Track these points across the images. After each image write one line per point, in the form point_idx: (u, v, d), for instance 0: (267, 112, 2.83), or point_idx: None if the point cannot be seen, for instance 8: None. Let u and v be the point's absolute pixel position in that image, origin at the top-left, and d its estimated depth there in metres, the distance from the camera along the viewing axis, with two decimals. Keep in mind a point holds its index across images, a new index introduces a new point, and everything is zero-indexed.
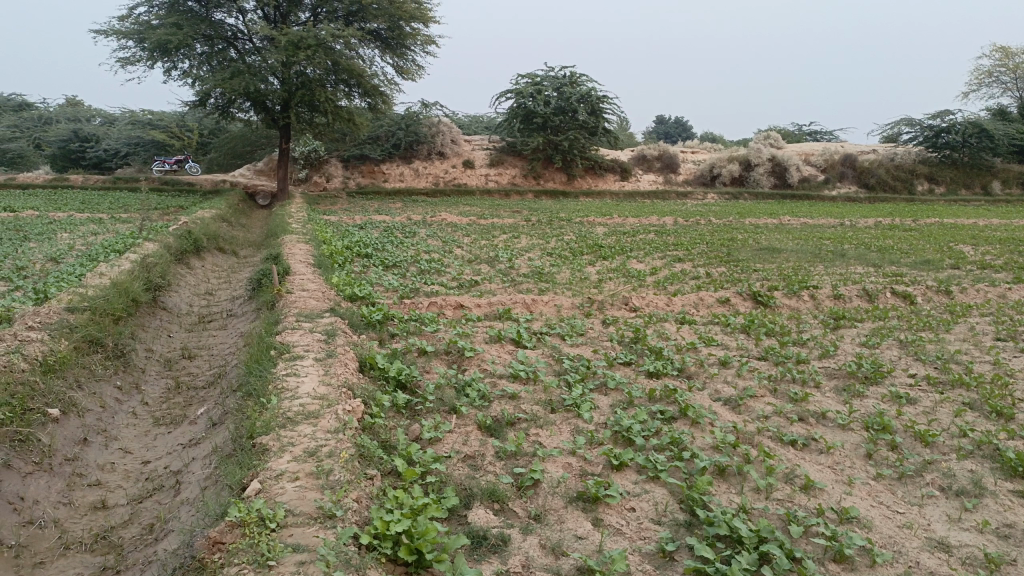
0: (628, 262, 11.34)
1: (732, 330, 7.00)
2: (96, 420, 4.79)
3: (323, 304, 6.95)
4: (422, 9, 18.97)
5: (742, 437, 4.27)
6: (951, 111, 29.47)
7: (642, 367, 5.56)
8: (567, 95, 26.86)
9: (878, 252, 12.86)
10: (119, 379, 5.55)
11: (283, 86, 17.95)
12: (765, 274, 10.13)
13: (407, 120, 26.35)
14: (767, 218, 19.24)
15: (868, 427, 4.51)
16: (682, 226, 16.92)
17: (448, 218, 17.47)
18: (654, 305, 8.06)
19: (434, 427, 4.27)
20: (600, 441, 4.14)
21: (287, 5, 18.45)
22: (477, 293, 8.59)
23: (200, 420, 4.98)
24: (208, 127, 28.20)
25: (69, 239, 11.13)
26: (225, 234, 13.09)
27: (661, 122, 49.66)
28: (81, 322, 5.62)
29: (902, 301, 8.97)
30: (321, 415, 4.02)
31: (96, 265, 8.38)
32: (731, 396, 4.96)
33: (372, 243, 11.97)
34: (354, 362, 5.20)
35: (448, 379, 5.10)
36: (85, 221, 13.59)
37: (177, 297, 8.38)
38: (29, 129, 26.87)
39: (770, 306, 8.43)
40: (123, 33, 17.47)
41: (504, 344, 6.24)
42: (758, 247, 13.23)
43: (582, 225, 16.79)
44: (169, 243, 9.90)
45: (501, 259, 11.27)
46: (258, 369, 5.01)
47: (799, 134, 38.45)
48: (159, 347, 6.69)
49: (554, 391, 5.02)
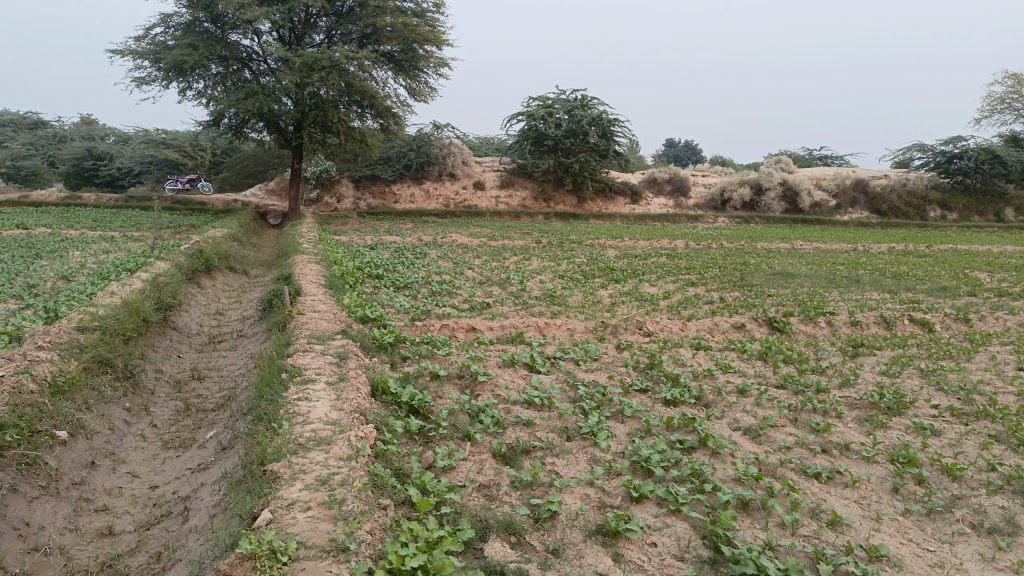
0: (641, 285, 11.26)
1: (748, 357, 6.89)
2: (104, 443, 4.72)
3: (334, 325, 6.87)
4: (436, 32, 19.11)
5: (765, 469, 4.16)
6: (963, 136, 29.33)
7: (659, 395, 5.45)
8: (579, 118, 26.92)
9: (893, 278, 12.75)
10: (128, 400, 5.48)
11: (297, 107, 18.06)
12: (780, 300, 10.03)
13: (418, 141, 26.46)
14: (778, 242, 19.14)
15: (894, 459, 4.38)
16: (694, 249, 16.85)
17: (458, 239, 17.45)
18: (668, 330, 7.96)
19: (448, 455, 4.17)
20: (618, 471, 4.03)
21: (302, 26, 18.61)
22: (489, 315, 8.51)
23: (209, 444, 4.91)
24: (220, 146, 28.38)
25: (81, 257, 11.12)
26: (236, 253, 13.08)
27: (671, 145, 49.77)
28: (91, 342, 5.57)
29: (920, 328, 8.84)
30: (334, 442, 3.93)
31: (108, 284, 8.35)
32: (751, 426, 4.84)
33: (383, 264, 11.93)
34: (366, 386, 5.11)
35: (461, 405, 5.01)
36: (97, 239, 13.61)
37: (187, 317, 8.34)
38: (44, 147, 27.10)
39: (786, 332, 8.32)
40: (140, 54, 17.64)
41: (517, 368, 6.15)
42: (771, 271, 13.13)
43: (593, 247, 16.74)
44: (180, 262, 9.88)
45: (513, 281, 11.20)
46: (269, 392, 4.93)
47: (809, 159, 38.43)
48: (169, 368, 6.62)
49: (570, 418, 4.92)
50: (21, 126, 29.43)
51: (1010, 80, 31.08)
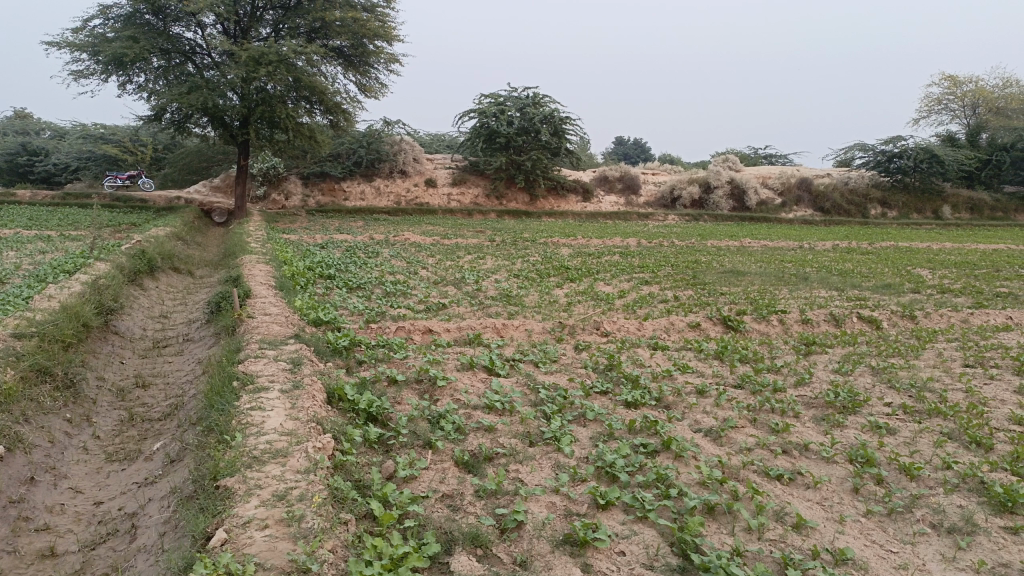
0: (596, 284, 11.27)
1: (705, 357, 6.91)
2: (44, 457, 4.47)
3: (287, 329, 6.67)
4: (386, 27, 18.86)
5: (728, 472, 4.15)
6: (902, 136, 30.26)
7: (620, 397, 5.42)
8: (530, 116, 26.90)
9: (840, 276, 13.03)
10: (69, 411, 5.22)
11: (243, 101, 17.59)
12: (733, 298, 10.15)
13: (369, 138, 26.08)
14: (728, 240, 19.40)
15: (853, 459, 4.44)
16: (646, 247, 16.97)
17: (411, 238, 17.25)
18: (625, 330, 7.95)
19: (409, 464, 4.07)
20: (583, 478, 3.98)
21: (247, 20, 18.15)
22: (445, 317, 8.39)
23: (157, 456, 4.69)
24: (163, 142, 27.53)
25: (15, 258, 10.62)
26: (181, 253, 12.68)
27: (621, 143, 50.21)
28: (28, 350, 5.29)
29: (868, 326, 9.03)
30: (290, 454, 3.79)
31: (45, 287, 7.98)
32: (712, 427, 4.85)
33: (335, 264, 11.69)
34: (322, 393, 4.96)
35: (421, 411, 4.90)
36: (32, 239, 13.04)
37: (130, 321, 8.02)
38: None
39: (740, 330, 8.39)
40: (77, 46, 16.97)
41: (476, 371, 6.06)
42: (722, 269, 13.28)
43: (547, 245, 16.73)
44: (122, 263, 9.50)
45: (468, 281, 11.10)
46: (220, 402, 4.73)
47: (755, 157, 39.18)
48: (112, 376, 6.35)
49: (531, 422, 4.84)
50: None
51: (945, 82, 32.31)
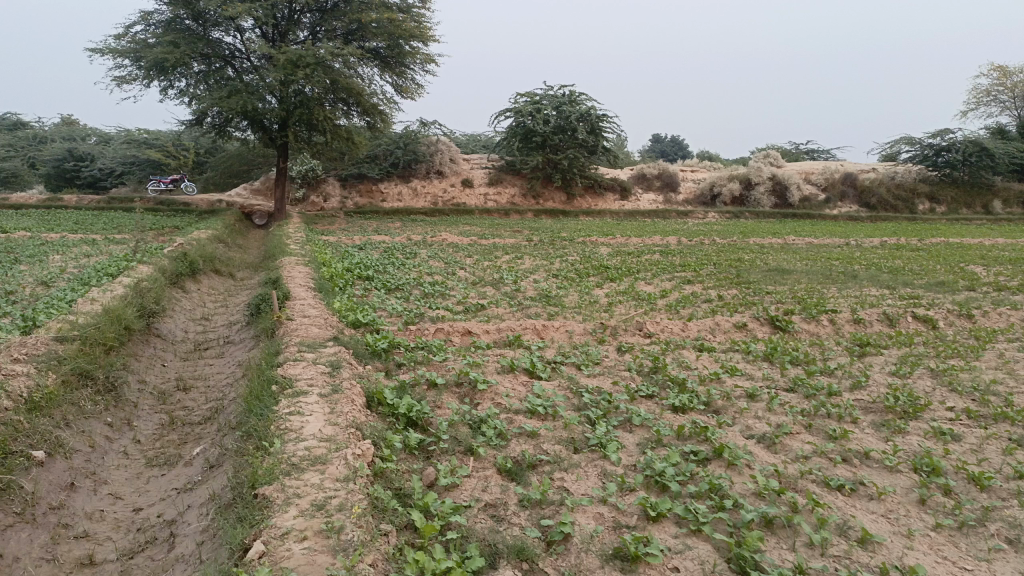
0: (637, 284, 11.05)
1: (754, 358, 6.68)
2: (84, 462, 4.44)
3: (326, 331, 6.60)
4: (422, 27, 18.83)
5: (786, 482, 3.94)
6: (950, 129, 29.35)
7: (667, 401, 5.23)
8: (567, 114, 26.55)
9: (890, 273, 12.59)
10: (110, 415, 5.20)
11: (281, 104, 17.71)
12: (779, 297, 9.86)
13: (405, 139, 26.13)
14: (770, 237, 18.99)
15: (918, 468, 4.19)
16: (686, 245, 16.68)
17: (449, 238, 17.18)
18: (669, 331, 7.74)
19: (450, 471, 3.94)
20: (632, 487, 3.80)
21: (285, 23, 18.27)
22: (485, 318, 8.26)
23: (197, 461, 4.64)
24: (204, 145, 27.94)
25: (62, 262, 10.78)
26: (222, 255, 12.78)
27: (658, 140, 49.67)
28: (70, 354, 5.29)
29: (924, 326, 8.67)
30: (329, 461, 3.69)
31: (89, 290, 8.05)
32: (765, 433, 4.63)
33: (373, 265, 11.66)
34: (361, 397, 4.86)
35: (462, 416, 4.77)
36: (79, 242, 13.27)
37: (172, 323, 8.05)
38: (25, 147, 26.62)
39: (789, 331, 8.12)
40: (119, 52, 17.25)
41: (517, 374, 5.91)
42: (766, 267, 12.93)
43: (585, 245, 16.51)
44: (164, 266, 9.57)
45: (507, 281, 10.97)
46: (258, 406, 4.66)
47: (797, 153, 38.39)
48: (154, 379, 6.34)
49: (575, 428, 4.69)
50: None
51: (994, 73, 31.26)
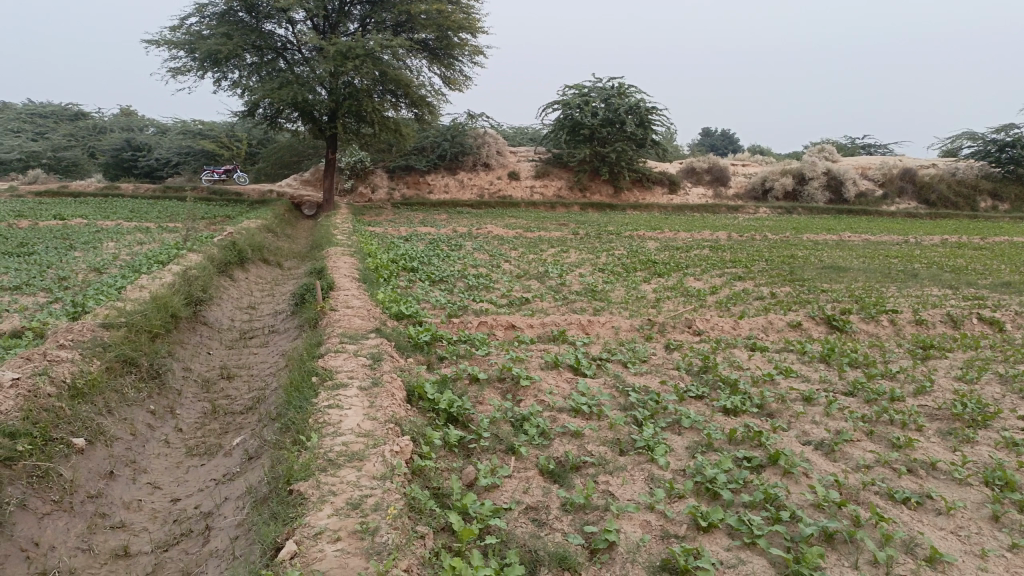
0: (686, 279, 10.77)
1: (809, 359, 6.39)
2: (125, 450, 4.44)
3: (368, 323, 6.53)
4: (471, 18, 18.69)
5: (846, 493, 3.72)
6: (1016, 123, 28.19)
7: (717, 403, 5.01)
8: (616, 107, 26.20)
9: (952, 273, 12.07)
10: (153, 403, 5.20)
11: (331, 96, 17.79)
12: (835, 295, 9.49)
13: (453, 131, 26.10)
14: (824, 233, 18.44)
15: (989, 482, 3.91)
16: (737, 241, 16.27)
17: (494, 230, 17.07)
18: (719, 329, 7.48)
19: (491, 471, 3.80)
20: (681, 494, 3.61)
21: (337, 15, 18.36)
22: (529, 312, 8.12)
23: (236, 452, 4.60)
24: (256, 136, 28.37)
25: (114, 249, 10.95)
26: (270, 244, 12.89)
27: (708, 134, 48.85)
28: (115, 340, 5.30)
29: (990, 328, 8.24)
30: (366, 457, 3.58)
31: (138, 277, 8.13)
32: (823, 440, 4.40)
33: (418, 256, 11.59)
34: (401, 391, 4.75)
35: (504, 413, 4.63)
36: (132, 230, 13.51)
37: (219, 311, 8.09)
38: (85, 137, 27.36)
39: (846, 331, 7.78)
40: (175, 44, 17.52)
41: (561, 371, 5.75)
42: (821, 265, 12.51)
43: (633, 239, 16.24)
44: (213, 254, 9.64)
45: (552, 274, 10.81)
46: (298, 398, 4.59)
47: (852, 148, 37.29)
48: (198, 367, 6.35)
49: (622, 429, 4.50)
50: (61, 117, 29.68)
51: None
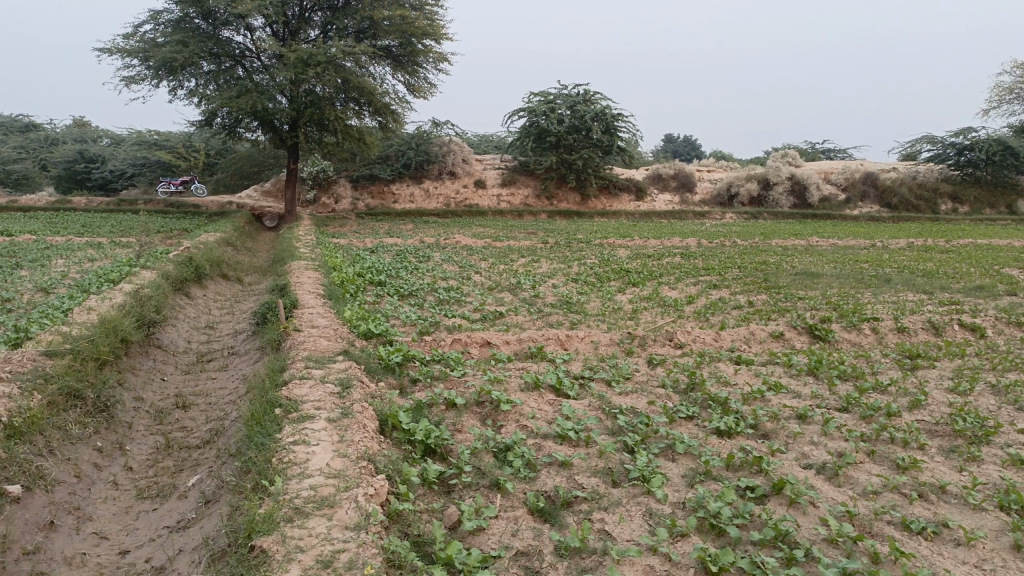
0: (661, 289, 10.54)
1: (798, 372, 6.15)
2: (68, 496, 4.01)
3: (335, 344, 6.14)
4: (436, 25, 18.33)
5: (859, 525, 3.47)
6: (973, 127, 28.65)
7: (710, 424, 4.73)
8: (581, 114, 26.04)
9: (925, 277, 12.03)
10: (100, 439, 4.77)
11: (292, 104, 17.33)
12: (813, 303, 9.33)
13: (417, 140, 25.72)
14: (793, 239, 18.42)
15: (1005, 507, 3.69)
16: (707, 247, 16.13)
17: (462, 240, 16.73)
18: (701, 341, 7.21)
19: (476, 512, 3.46)
20: (685, 532, 3.31)
21: (297, 22, 17.88)
22: (504, 327, 7.79)
23: (191, 494, 4.20)
24: (215, 147, 27.65)
25: (64, 266, 10.40)
26: (230, 259, 12.39)
27: (670, 140, 49.08)
28: (59, 371, 4.84)
29: (971, 334, 8.12)
30: (338, 504, 3.23)
31: (86, 298, 7.62)
32: (825, 463, 4.16)
33: (385, 269, 11.19)
34: (374, 421, 4.40)
35: (485, 442, 4.29)
36: (83, 246, 12.91)
37: (174, 333, 7.63)
38: (36, 149, 26.39)
39: (829, 341, 7.59)
40: (128, 51, 16.92)
41: (543, 393, 5.42)
42: (794, 271, 12.40)
43: (603, 247, 16.01)
44: (168, 271, 9.15)
45: (524, 286, 10.49)
46: (259, 434, 4.21)
47: (813, 152, 37.69)
48: (151, 396, 5.90)
49: (612, 457, 4.19)
50: (11, 128, 28.66)
51: (1019, 69, 30.39)
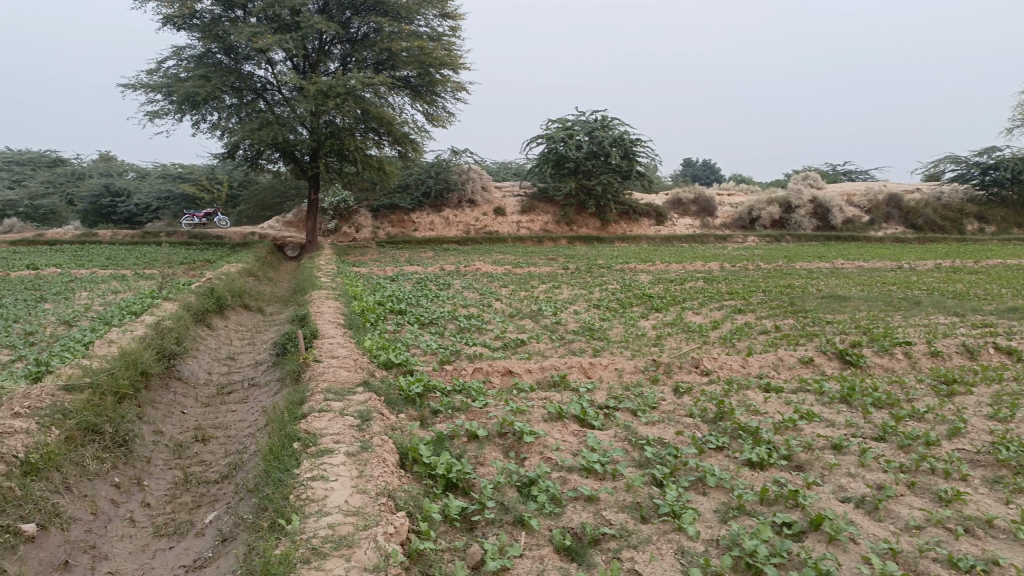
0: (685, 314, 10.38)
1: (830, 400, 5.96)
2: (84, 534, 3.93)
3: (355, 375, 6.05)
4: (453, 55, 18.46)
5: (903, 563, 3.29)
6: (997, 147, 28.26)
7: (741, 455, 4.57)
8: (599, 139, 26.05)
9: (955, 299, 11.75)
10: (118, 474, 4.70)
11: (312, 135, 17.47)
12: (842, 327, 9.12)
13: (436, 168, 25.84)
14: (817, 261, 18.17)
15: None
16: (730, 271, 15.94)
17: (483, 267, 16.68)
18: (728, 368, 7.04)
19: (499, 550, 3.33)
20: (719, 572, 3.16)
21: (316, 55, 18.09)
22: (525, 355, 7.67)
23: (209, 532, 4.11)
24: (237, 178, 27.98)
25: (87, 299, 10.46)
26: (252, 289, 12.41)
27: (689, 164, 48.98)
28: (78, 405, 4.79)
29: (1008, 358, 7.87)
30: (356, 544, 3.11)
31: (108, 330, 7.61)
32: (864, 497, 3.98)
33: (405, 297, 11.14)
34: (394, 455, 4.29)
35: (508, 476, 4.16)
36: (107, 278, 13.01)
37: (195, 365, 7.59)
38: (63, 184, 26.85)
39: (861, 366, 7.38)
40: (152, 87, 17.19)
41: (566, 423, 5.29)
42: (820, 294, 12.17)
43: (624, 272, 15.87)
44: (189, 303, 9.15)
45: (545, 313, 10.38)
46: (277, 469, 4.11)
47: (835, 174, 37.39)
48: (171, 429, 5.84)
49: (640, 490, 4.03)
50: (39, 164, 29.21)
51: None
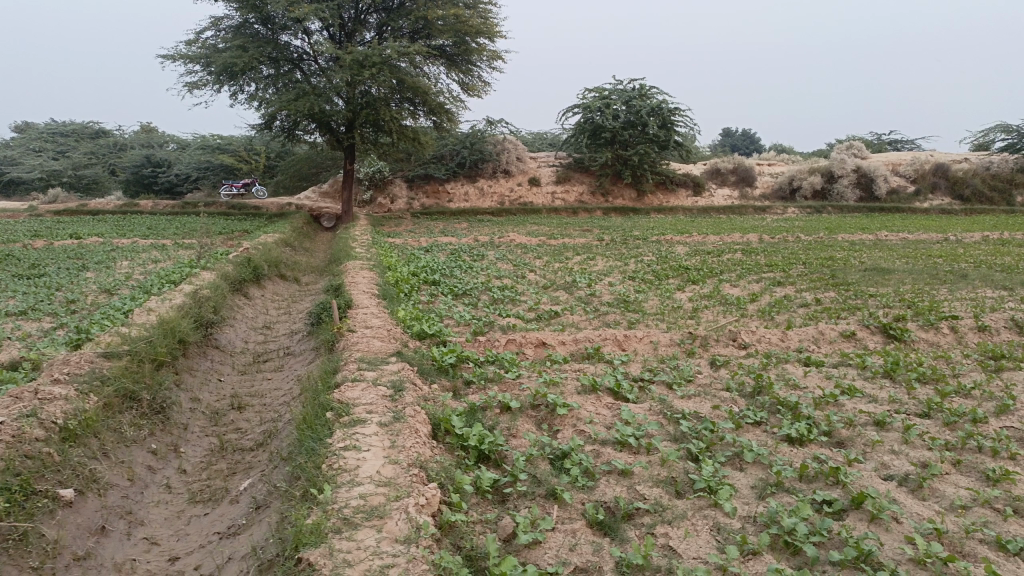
0: (723, 286, 10.20)
1: (873, 375, 5.79)
2: (121, 499, 3.99)
3: (389, 345, 6.04)
4: (489, 23, 18.22)
5: (950, 545, 3.18)
6: None
7: (780, 431, 4.46)
8: (637, 109, 25.62)
9: (1004, 272, 11.36)
10: (155, 441, 4.77)
11: (348, 106, 17.43)
12: (885, 300, 8.87)
13: (471, 138, 25.69)
14: (860, 233, 17.73)
15: None
16: (769, 243, 15.62)
17: (517, 238, 16.58)
18: (767, 342, 6.89)
19: (532, 523, 3.29)
20: (757, 550, 3.08)
21: (352, 24, 17.99)
22: (559, 327, 7.60)
23: (242, 500, 4.14)
24: (274, 149, 28.14)
25: (128, 268, 10.62)
26: (288, 259, 12.50)
27: (728, 134, 48.08)
28: (116, 372, 4.85)
29: None
30: (387, 514, 3.10)
31: (147, 299, 7.72)
32: (908, 475, 3.85)
33: (440, 268, 11.11)
34: (426, 426, 4.28)
35: (541, 448, 4.11)
36: (147, 247, 13.20)
37: (232, 333, 7.66)
38: (106, 155, 27.29)
39: (905, 341, 7.16)
40: (190, 57, 17.27)
41: (600, 396, 5.22)
42: (863, 266, 11.87)
43: (661, 244, 15.65)
44: (227, 272, 9.24)
45: (580, 284, 10.27)
46: (310, 439, 4.12)
47: (879, 144, 36.36)
48: (207, 396, 5.91)
49: (675, 465, 3.96)
50: (82, 135, 29.69)
51: None
